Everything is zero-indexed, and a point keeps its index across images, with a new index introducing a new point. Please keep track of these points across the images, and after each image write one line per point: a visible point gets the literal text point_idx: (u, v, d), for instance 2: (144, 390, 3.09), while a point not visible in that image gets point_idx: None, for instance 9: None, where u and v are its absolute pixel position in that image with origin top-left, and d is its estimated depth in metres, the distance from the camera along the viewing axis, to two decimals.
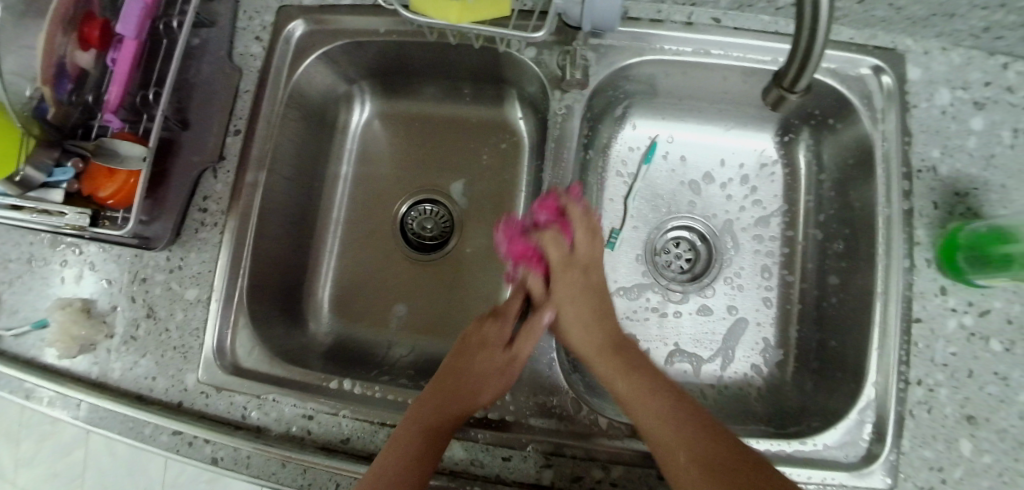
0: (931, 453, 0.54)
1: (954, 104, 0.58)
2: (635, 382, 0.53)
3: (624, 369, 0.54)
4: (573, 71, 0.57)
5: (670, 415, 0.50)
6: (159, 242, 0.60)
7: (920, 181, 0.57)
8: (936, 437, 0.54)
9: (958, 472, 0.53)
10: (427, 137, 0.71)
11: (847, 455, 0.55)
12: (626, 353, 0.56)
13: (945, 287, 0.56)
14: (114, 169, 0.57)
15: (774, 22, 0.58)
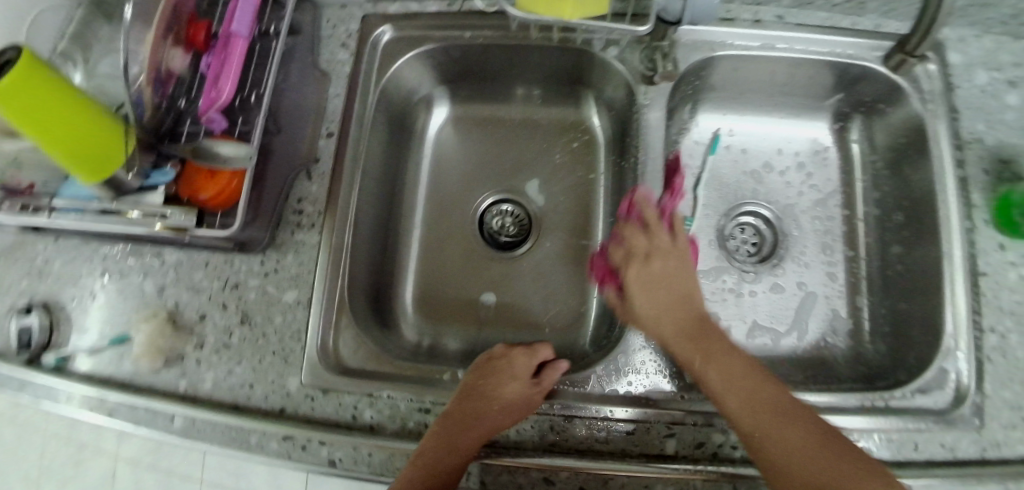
0: (1012, 393, 0.59)
1: (992, 82, 0.65)
2: (726, 370, 0.51)
3: (715, 355, 0.52)
4: (663, 64, 0.62)
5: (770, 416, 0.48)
6: (255, 245, 0.61)
7: (971, 152, 0.63)
8: (1015, 377, 0.59)
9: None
10: (500, 139, 0.74)
11: (937, 401, 0.59)
12: (717, 351, 0.53)
13: (1003, 244, 0.61)
14: (216, 170, 0.57)
15: (831, 18, 0.65)
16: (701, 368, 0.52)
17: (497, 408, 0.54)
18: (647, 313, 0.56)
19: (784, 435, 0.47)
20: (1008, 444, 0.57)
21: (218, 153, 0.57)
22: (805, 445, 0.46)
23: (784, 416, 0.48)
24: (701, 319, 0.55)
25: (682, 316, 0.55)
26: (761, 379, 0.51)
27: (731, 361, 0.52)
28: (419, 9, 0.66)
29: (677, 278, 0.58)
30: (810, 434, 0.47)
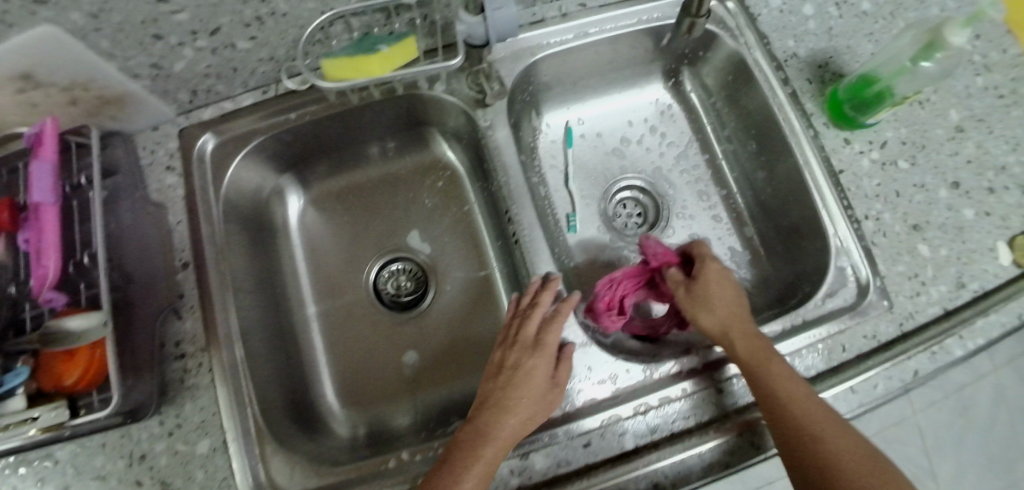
0: (904, 267, 0.62)
1: (786, 1, 0.70)
2: (785, 397, 0.49)
3: (774, 395, 0.50)
4: (489, 85, 0.63)
5: (820, 441, 0.47)
6: (146, 407, 0.56)
7: (790, 67, 0.68)
8: (901, 251, 0.63)
9: (928, 271, 0.63)
10: (366, 203, 0.72)
11: (846, 299, 0.62)
12: (780, 379, 0.50)
13: (847, 138, 0.66)
14: (74, 349, 0.52)
15: None
16: (761, 370, 0.51)
17: (520, 413, 0.51)
18: (702, 327, 0.56)
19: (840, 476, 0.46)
20: (917, 312, 0.61)
21: (69, 331, 0.51)
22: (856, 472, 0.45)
23: (812, 420, 0.48)
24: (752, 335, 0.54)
25: (768, 378, 0.50)
26: (786, 373, 0.51)
27: (787, 380, 0.50)
28: (234, 106, 0.63)
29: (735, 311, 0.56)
30: (860, 459, 0.46)
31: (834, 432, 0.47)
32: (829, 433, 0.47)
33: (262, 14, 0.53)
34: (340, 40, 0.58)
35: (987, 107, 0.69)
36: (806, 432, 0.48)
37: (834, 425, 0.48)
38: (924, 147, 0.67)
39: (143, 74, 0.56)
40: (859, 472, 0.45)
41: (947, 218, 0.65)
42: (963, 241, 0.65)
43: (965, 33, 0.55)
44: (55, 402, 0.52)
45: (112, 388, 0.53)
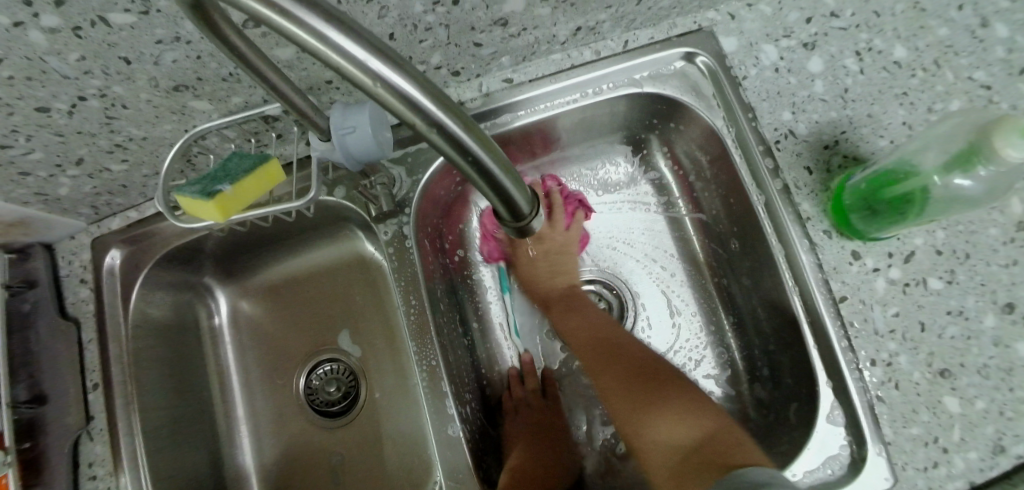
0: (920, 429, 0.48)
1: (784, 55, 0.54)
2: (611, 355, 0.54)
3: (595, 355, 0.55)
4: (374, 205, 0.53)
5: (637, 394, 0.51)
6: None
7: (783, 152, 0.52)
8: (918, 408, 0.48)
9: (954, 433, 0.47)
10: (295, 298, 0.65)
11: (831, 472, 0.49)
12: (609, 338, 0.56)
13: (857, 251, 0.51)
14: None
15: (567, 56, 0.55)
16: (561, 323, 0.58)
17: None
18: (534, 263, 0.60)
19: (652, 425, 0.49)
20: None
21: None
22: (665, 414, 0.49)
23: (632, 384, 0.52)
24: (573, 289, 0.60)
25: (586, 325, 0.57)
26: (613, 331, 0.57)
27: (626, 346, 0.55)
28: (138, 216, 0.59)
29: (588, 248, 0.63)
30: (680, 405, 0.50)
31: (625, 404, 0.51)
32: (644, 390, 0.51)
33: (119, 141, 0.50)
34: (220, 150, 0.53)
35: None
36: (653, 384, 0.52)
37: (665, 380, 0.52)
38: (968, 256, 0.51)
39: (30, 200, 0.54)
40: (674, 410, 0.49)
41: (993, 356, 0.49)
42: (1016, 390, 0.48)
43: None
44: None
45: None
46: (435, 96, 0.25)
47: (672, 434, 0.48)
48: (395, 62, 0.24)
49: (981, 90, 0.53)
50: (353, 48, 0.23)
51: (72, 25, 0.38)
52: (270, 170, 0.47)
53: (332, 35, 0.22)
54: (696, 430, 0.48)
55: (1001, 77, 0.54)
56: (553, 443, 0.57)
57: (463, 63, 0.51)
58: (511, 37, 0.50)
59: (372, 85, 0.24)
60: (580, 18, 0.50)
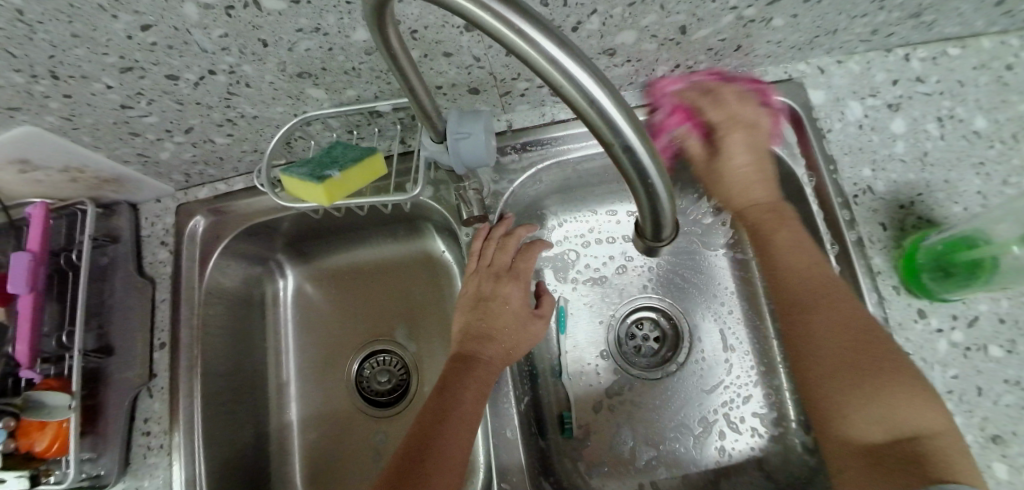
0: None
1: (868, 113, 0.58)
2: (831, 315, 0.48)
3: (825, 297, 0.49)
4: (469, 209, 0.56)
5: (843, 373, 0.46)
6: (111, 477, 0.55)
7: (860, 206, 0.55)
8: None
9: None
10: (359, 288, 0.67)
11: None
12: (833, 290, 0.50)
13: (922, 310, 0.53)
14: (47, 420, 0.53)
15: (661, 90, 0.59)
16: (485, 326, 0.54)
17: (451, 421, 0.48)
18: (500, 286, 0.55)
19: (851, 412, 0.45)
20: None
21: (43, 403, 0.53)
22: (881, 402, 0.44)
23: (862, 342, 0.46)
24: (506, 273, 0.56)
25: (796, 265, 0.52)
26: (826, 278, 0.50)
27: (839, 302, 0.49)
28: (227, 189, 0.62)
29: (771, 181, 0.57)
30: (908, 390, 0.44)
31: (832, 349, 0.47)
32: (852, 357, 0.46)
33: (231, 116, 0.52)
34: (320, 138, 0.56)
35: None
36: (876, 347, 0.46)
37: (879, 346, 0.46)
38: None
39: (131, 159, 0.56)
40: (888, 393, 0.44)
41: None
42: None
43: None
44: (22, 468, 0.52)
45: (70, 462, 0.52)
46: (635, 124, 0.26)
47: (892, 419, 0.43)
48: (607, 89, 0.24)
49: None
50: (583, 77, 0.24)
51: (227, 4, 0.39)
52: (376, 163, 0.50)
53: (564, 59, 0.23)
54: (922, 416, 0.43)
55: None
56: (499, 318, 0.54)
57: None
58: (616, 65, 0.53)
59: (585, 106, 0.25)
60: (680, 55, 0.53)
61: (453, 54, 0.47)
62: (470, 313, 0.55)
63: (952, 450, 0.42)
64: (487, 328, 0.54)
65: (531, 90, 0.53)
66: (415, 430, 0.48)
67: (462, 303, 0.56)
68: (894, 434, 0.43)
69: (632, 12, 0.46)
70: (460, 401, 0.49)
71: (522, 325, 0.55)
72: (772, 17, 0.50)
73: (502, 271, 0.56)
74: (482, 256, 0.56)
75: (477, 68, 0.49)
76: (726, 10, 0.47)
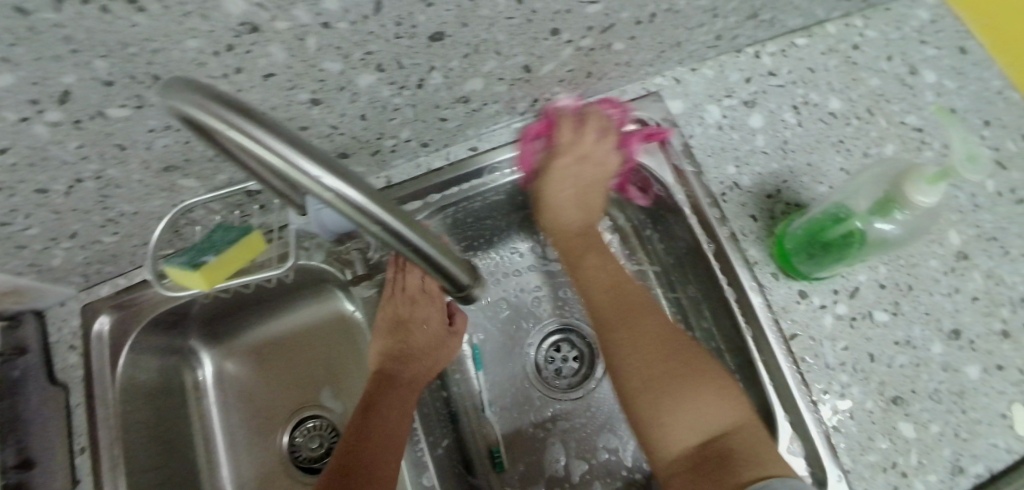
0: (877, 456, 0.54)
1: (727, 114, 0.60)
2: (632, 338, 0.54)
3: (625, 323, 0.55)
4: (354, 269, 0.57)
5: (663, 374, 0.51)
6: None
7: (729, 202, 0.57)
8: (876, 431, 0.54)
9: (913, 458, 0.54)
10: (281, 358, 0.68)
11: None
12: (673, 338, 0.54)
13: (804, 291, 0.56)
14: None
15: (527, 124, 0.60)
16: (411, 335, 0.56)
17: (376, 462, 0.49)
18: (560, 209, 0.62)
19: (672, 409, 0.50)
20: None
21: None
22: (688, 408, 0.49)
23: (631, 313, 0.56)
24: (590, 230, 0.63)
25: (624, 294, 0.57)
26: (625, 284, 0.59)
27: (652, 325, 0.55)
28: (128, 283, 0.62)
29: (587, 213, 0.63)
30: (704, 382, 0.51)
31: (633, 343, 0.54)
32: (660, 363, 0.52)
33: (112, 216, 0.53)
34: (207, 222, 0.57)
35: (976, 237, 0.60)
36: (684, 364, 0.52)
37: (688, 358, 0.53)
38: (911, 289, 0.57)
39: (22, 272, 0.55)
40: (699, 396, 0.50)
41: (943, 381, 0.56)
42: (966, 410, 0.56)
43: (935, 192, 0.44)
44: None
45: None
46: (367, 193, 0.32)
47: (699, 415, 0.49)
48: (338, 174, 0.31)
49: (914, 133, 0.62)
50: (306, 165, 0.30)
51: (74, 119, 0.41)
52: (255, 242, 0.52)
53: (287, 154, 0.29)
54: (721, 415, 0.49)
55: (931, 119, 0.62)
56: (418, 341, 0.56)
57: (430, 134, 0.56)
58: (474, 111, 0.55)
59: (323, 192, 0.31)
60: (534, 91, 0.56)
61: (310, 128, 0.50)
62: (569, 240, 0.63)
63: (754, 441, 0.48)
64: (410, 351, 0.56)
65: (399, 145, 0.56)
66: (334, 473, 0.48)
67: (382, 328, 0.57)
68: (701, 431, 0.49)
69: (470, 63, 0.49)
70: (381, 435, 0.51)
71: (438, 344, 0.57)
72: (610, 42, 0.53)
73: (417, 293, 0.57)
74: (397, 283, 0.57)
75: (338, 135, 0.52)
76: (562, 45, 0.51)
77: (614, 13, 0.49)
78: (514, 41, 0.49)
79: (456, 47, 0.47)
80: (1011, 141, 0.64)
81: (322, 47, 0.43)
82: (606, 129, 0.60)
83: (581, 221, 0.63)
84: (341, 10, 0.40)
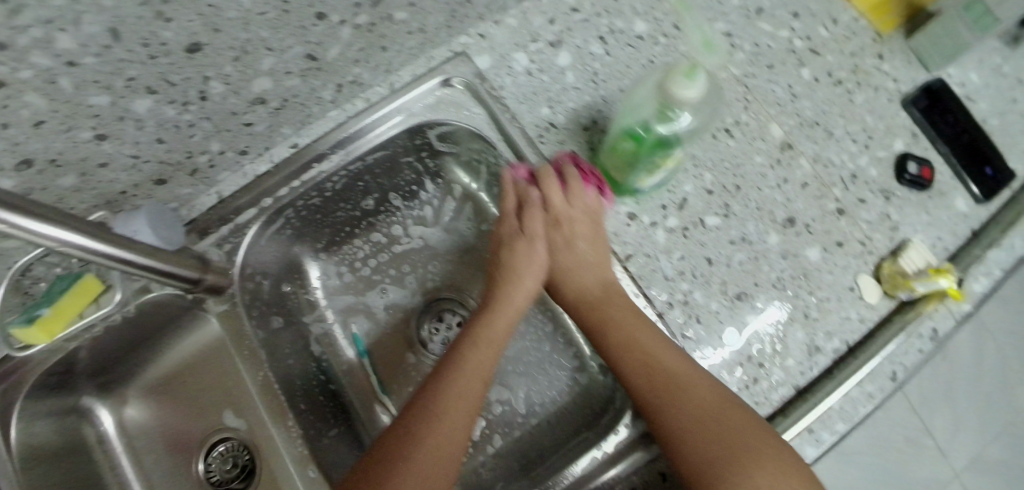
0: (731, 355, 0.56)
1: (535, 59, 0.61)
2: (678, 413, 0.49)
3: (673, 401, 0.49)
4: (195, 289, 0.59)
5: (721, 457, 0.46)
6: None
7: (547, 143, 0.59)
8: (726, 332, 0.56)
9: (764, 348, 0.56)
10: (181, 392, 0.69)
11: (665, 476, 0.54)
12: (677, 381, 0.50)
13: (633, 213, 0.58)
14: None
15: (342, 110, 0.62)
16: (503, 279, 0.58)
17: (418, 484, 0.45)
18: (572, 272, 0.57)
19: None
20: (759, 402, 0.55)
21: None
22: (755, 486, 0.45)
23: (670, 390, 0.50)
24: (610, 287, 0.55)
25: (669, 363, 0.50)
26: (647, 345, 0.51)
27: (696, 393, 0.49)
28: None
29: (598, 245, 0.55)
30: (768, 456, 0.46)
31: (681, 423, 0.48)
32: (727, 451, 0.46)
33: None
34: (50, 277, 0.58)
35: (799, 125, 0.61)
36: (743, 446, 0.46)
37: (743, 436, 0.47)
38: (739, 188, 0.59)
39: None
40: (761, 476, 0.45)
41: (785, 268, 0.58)
42: (813, 292, 0.58)
43: (697, 84, 0.45)
44: None
45: None
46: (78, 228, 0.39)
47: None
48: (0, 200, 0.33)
49: (724, 39, 0.62)
50: None
51: None
52: (90, 285, 0.54)
53: None
54: (783, 479, 0.45)
55: (739, 22, 0.63)
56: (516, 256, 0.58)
57: (242, 142, 0.58)
58: (277, 110, 0.57)
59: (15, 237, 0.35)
60: (334, 78, 0.57)
61: (109, 163, 0.50)
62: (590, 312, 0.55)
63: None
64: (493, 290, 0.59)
65: (215, 159, 0.58)
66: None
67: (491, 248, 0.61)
68: None
69: (245, 65, 0.50)
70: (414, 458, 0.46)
71: (531, 257, 0.58)
72: (389, 14, 0.53)
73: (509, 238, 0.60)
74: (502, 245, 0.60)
75: (144, 164, 0.53)
76: (336, 26, 0.51)
77: None
78: (281, 34, 0.49)
79: (222, 54, 0.48)
80: (822, 27, 0.64)
81: (79, 84, 0.42)
82: (567, 183, 0.57)
83: (591, 256, 0.55)
84: (79, 46, 0.39)
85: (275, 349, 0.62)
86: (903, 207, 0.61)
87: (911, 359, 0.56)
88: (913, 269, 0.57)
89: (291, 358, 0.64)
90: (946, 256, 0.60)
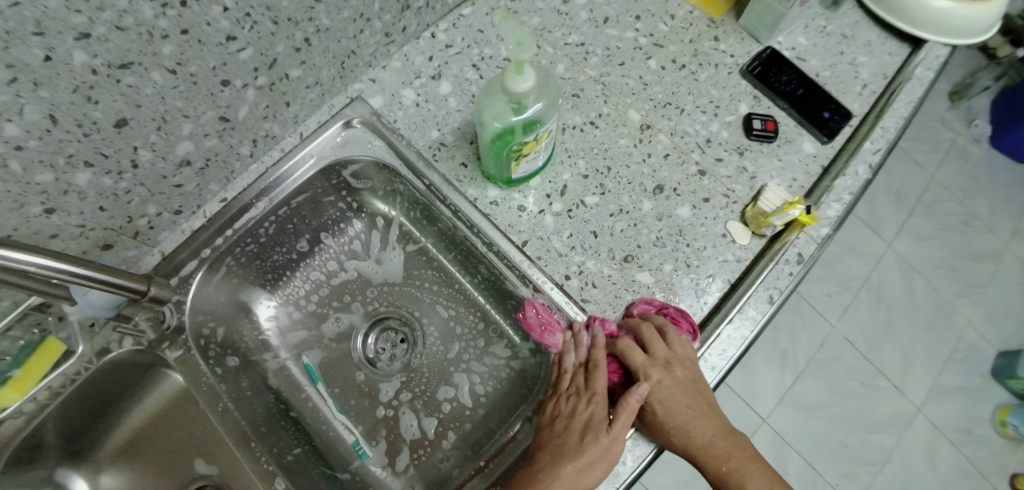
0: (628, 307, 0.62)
1: (420, 93, 0.72)
2: None
3: None
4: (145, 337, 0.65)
5: None
6: None
7: (440, 157, 0.70)
8: (619, 289, 0.63)
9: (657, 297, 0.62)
10: (153, 445, 0.66)
11: None
12: None
13: (521, 204, 0.67)
14: None
15: (262, 162, 0.72)
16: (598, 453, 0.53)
17: None
18: (679, 420, 0.54)
19: None
20: None
21: None
22: None
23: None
24: (727, 434, 0.55)
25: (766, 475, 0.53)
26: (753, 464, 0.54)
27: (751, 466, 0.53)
28: None
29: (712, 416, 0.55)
30: None
31: None
32: None
33: None
34: None
35: (653, 107, 0.71)
36: None
37: None
38: (610, 168, 0.68)
39: None
40: None
41: (661, 229, 0.65)
42: (690, 243, 0.65)
43: (527, 76, 0.55)
44: None
45: None
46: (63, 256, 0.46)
47: None
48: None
49: (577, 48, 0.74)
50: None
51: None
52: (52, 345, 0.57)
53: None
54: None
55: (588, 33, 0.74)
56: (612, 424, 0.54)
57: (176, 202, 0.66)
58: (202, 169, 0.66)
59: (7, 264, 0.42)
60: (249, 134, 0.67)
61: (59, 234, 0.57)
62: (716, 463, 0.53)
63: None
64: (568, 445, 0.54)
65: (153, 221, 0.66)
66: None
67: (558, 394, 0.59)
68: None
69: (167, 132, 0.59)
70: None
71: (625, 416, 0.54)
72: (286, 73, 0.64)
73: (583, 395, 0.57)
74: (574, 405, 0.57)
75: (88, 231, 0.59)
76: (241, 90, 0.61)
77: (267, 51, 0.60)
78: (194, 103, 0.59)
79: (146, 125, 0.56)
80: (661, 23, 0.75)
81: (27, 165, 0.49)
82: (663, 332, 0.58)
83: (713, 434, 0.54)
84: (22, 133, 0.47)
85: (228, 385, 0.68)
86: (757, 159, 0.68)
87: (783, 283, 0.62)
88: (771, 207, 0.63)
89: (249, 391, 0.70)
90: (804, 193, 0.67)
